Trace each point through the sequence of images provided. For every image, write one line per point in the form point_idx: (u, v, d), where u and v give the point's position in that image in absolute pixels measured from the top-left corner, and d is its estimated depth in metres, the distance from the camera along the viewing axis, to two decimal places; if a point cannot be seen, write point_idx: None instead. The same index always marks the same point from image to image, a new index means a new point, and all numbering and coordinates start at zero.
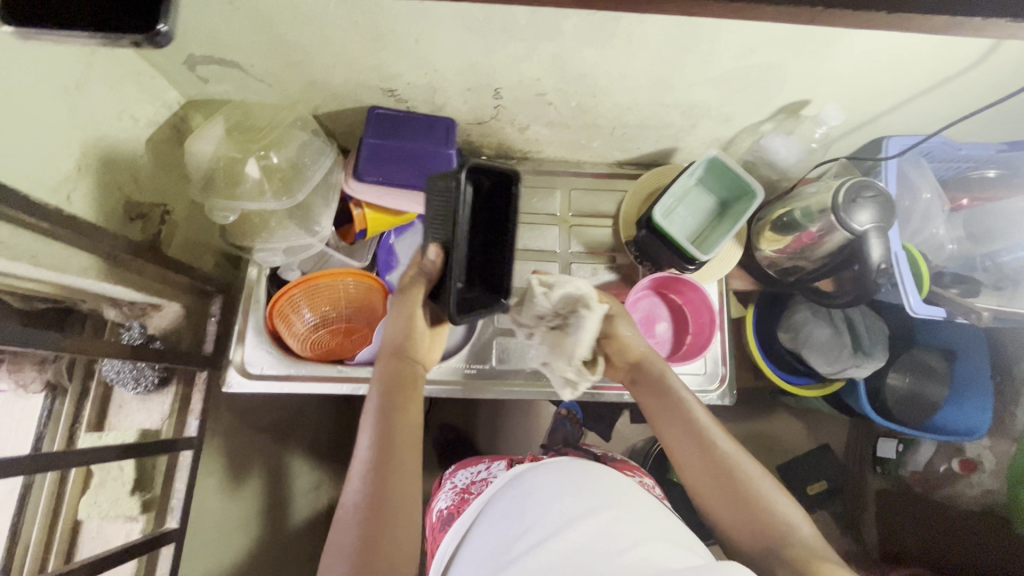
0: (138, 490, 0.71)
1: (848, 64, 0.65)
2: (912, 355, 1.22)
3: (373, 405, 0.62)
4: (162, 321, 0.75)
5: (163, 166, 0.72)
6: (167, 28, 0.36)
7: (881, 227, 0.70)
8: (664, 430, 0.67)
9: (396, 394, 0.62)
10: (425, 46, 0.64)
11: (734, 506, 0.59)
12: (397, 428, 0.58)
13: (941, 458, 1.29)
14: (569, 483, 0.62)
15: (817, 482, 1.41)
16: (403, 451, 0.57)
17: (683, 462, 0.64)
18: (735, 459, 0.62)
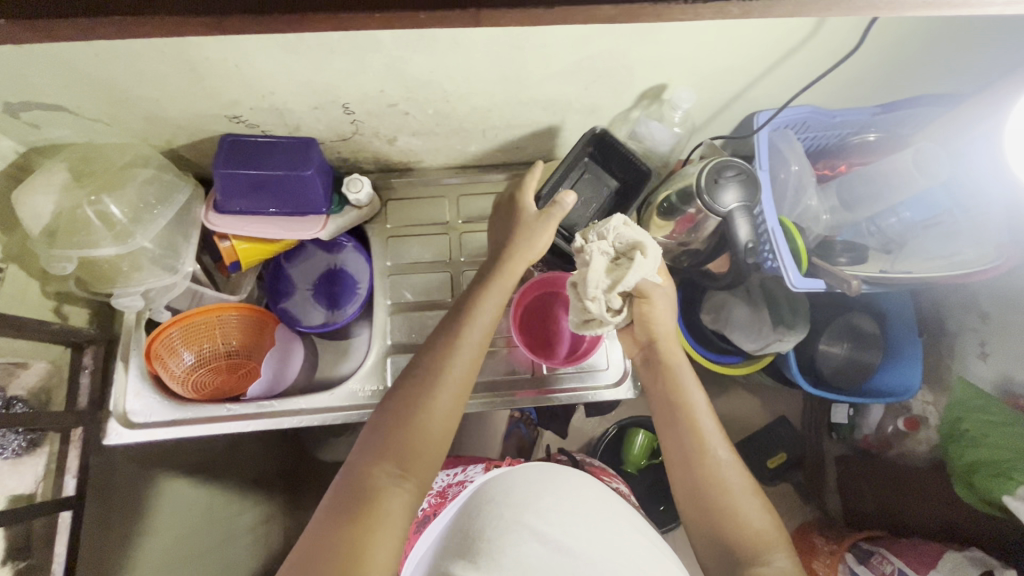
0: (11, 559, 0.67)
1: (687, 46, 0.64)
2: (847, 319, 1.21)
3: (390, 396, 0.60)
4: (29, 380, 0.72)
5: (4, 221, 0.69)
6: None
7: (745, 205, 0.70)
8: (666, 425, 0.69)
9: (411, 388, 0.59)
10: (249, 70, 0.62)
11: (714, 516, 0.62)
12: (405, 422, 0.57)
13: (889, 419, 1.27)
14: (556, 483, 0.69)
15: (779, 453, 1.41)
16: (406, 446, 0.56)
17: (676, 459, 0.67)
18: (727, 473, 0.64)
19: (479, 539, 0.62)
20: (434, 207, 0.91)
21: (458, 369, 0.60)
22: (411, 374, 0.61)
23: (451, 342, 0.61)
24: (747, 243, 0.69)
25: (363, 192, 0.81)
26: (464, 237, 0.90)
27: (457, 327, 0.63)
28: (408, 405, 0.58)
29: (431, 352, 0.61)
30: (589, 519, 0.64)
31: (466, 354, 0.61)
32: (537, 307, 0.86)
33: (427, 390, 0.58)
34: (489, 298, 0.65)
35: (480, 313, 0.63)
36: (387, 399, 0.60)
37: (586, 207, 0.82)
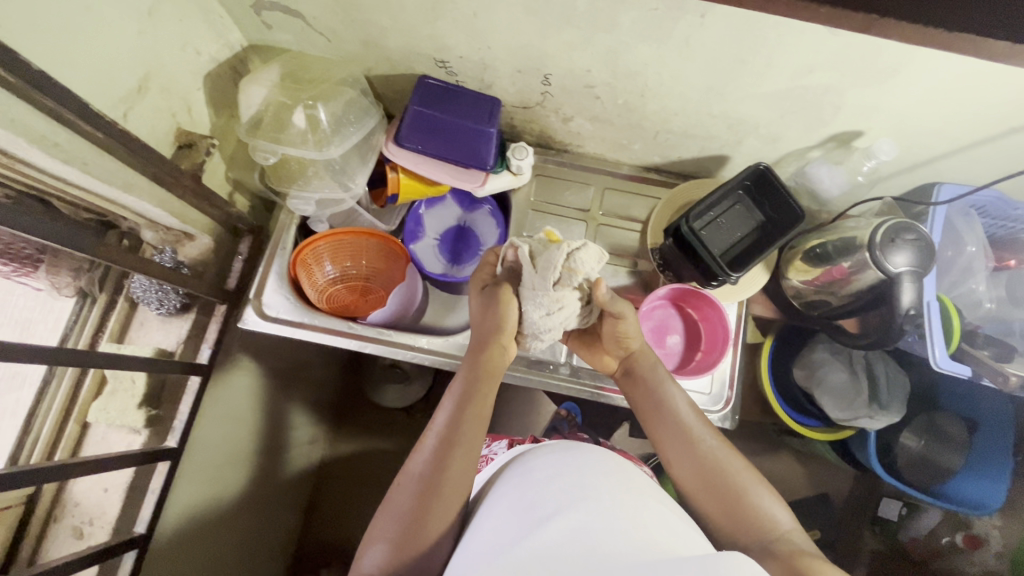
0: (145, 404, 0.74)
1: (908, 100, 0.63)
2: (931, 417, 1.17)
3: (439, 422, 0.64)
4: (193, 251, 0.79)
5: (216, 103, 0.75)
6: None
7: (916, 272, 0.68)
8: (654, 425, 0.70)
9: (461, 410, 0.65)
10: (482, 22, 0.65)
11: (721, 503, 0.63)
12: (460, 448, 0.61)
13: (945, 530, 1.27)
14: (580, 464, 0.62)
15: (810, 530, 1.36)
16: (455, 467, 0.60)
17: (672, 457, 0.68)
18: (726, 461, 0.65)
19: (507, 505, 0.58)
20: (579, 192, 0.93)
21: (453, 476, 0.60)
22: (404, 486, 0.60)
23: (446, 449, 0.61)
24: (909, 309, 0.68)
25: (525, 160, 0.84)
26: (598, 228, 0.92)
27: (448, 431, 0.63)
28: (408, 521, 0.57)
29: (423, 462, 0.61)
30: (621, 494, 0.56)
31: (460, 458, 0.61)
32: (658, 314, 0.86)
33: (424, 503, 0.58)
34: (478, 404, 0.65)
35: (472, 418, 0.64)
36: (385, 509, 0.60)
37: (729, 235, 0.81)
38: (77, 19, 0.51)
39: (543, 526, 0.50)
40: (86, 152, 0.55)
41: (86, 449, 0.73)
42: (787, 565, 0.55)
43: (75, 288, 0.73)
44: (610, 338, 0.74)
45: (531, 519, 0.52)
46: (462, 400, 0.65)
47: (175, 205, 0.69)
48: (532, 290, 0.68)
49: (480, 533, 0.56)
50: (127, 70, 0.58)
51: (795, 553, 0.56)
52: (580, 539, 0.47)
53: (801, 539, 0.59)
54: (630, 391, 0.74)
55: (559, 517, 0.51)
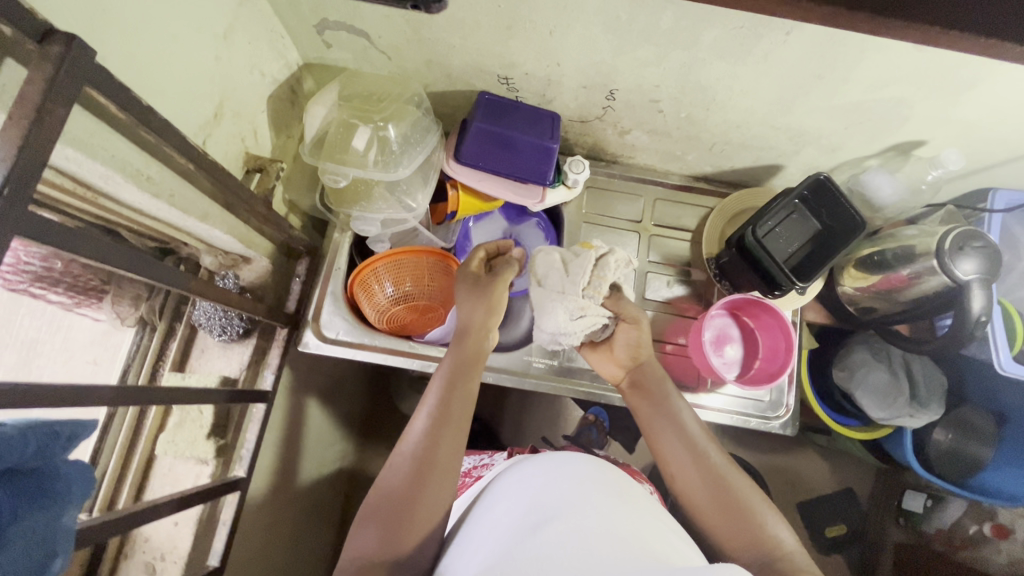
0: (213, 435, 0.73)
1: (979, 111, 0.64)
2: (958, 413, 1.16)
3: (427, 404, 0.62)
4: (251, 274, 0.77)
5: (275, 125, 0.74)
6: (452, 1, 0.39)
7: (985, 278, 0.69)
8: (658, 435, 0.68)
9: (449, 391, 0.63)
10: (557, 40, 0.64)
11: (725, 520, 0.60)
12: (450, 429, 0.60)
13: (972, 519, 1.28)
14: (578, 471, 0.61)
15: (837, 524, 1.39)
16: (446, 448, 0.58)
17: (674, 469, 0.66)
18: (730, 477, 0.63)
19: (500, 515, 0.57)
20: (629, 203, 0.93)
21: (445, 458, 0.58)
22: (392, 471, 0.58)
23: (439, 429, 0.59)
24: (978, 316, 0.69)
25: (582, 175, 0.83)
26: (651, 239, 0.92)
27: (438, 414, 0.61)
28: (400, 506, 0.55)
29: (413, 441, 0.59)
30: (612, 500, 0.56)
31: (451, 438, 0.59)
32: (715, 324, 0.86)
33: (419, 486, 0.56)
34: (465, 385, 0.64)
35: (461, 398, 0.63)
36: (372, 495, 0.57)
37: (787, 245, 0.82)
38: (164, 48, 0.49)
39: (537, 534, 0.50)
40: (171, 184, 0.53)
41: (153, 483, 0.71)
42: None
43: (137, 318, 0.71)
44: (624, 343, 0.75)
45: (524, 529, 0.51)
46: (451, 384, 0.63)
47: (243, 230, 0.68)
48: (561, 293, 0.75)
49: (473, 543, 0.55)
50: (205, 97, 0.57)
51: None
52: (576, 550, 0.47)
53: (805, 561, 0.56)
54: (637, 400, 0.73)
55: (552, 525, 0.50)
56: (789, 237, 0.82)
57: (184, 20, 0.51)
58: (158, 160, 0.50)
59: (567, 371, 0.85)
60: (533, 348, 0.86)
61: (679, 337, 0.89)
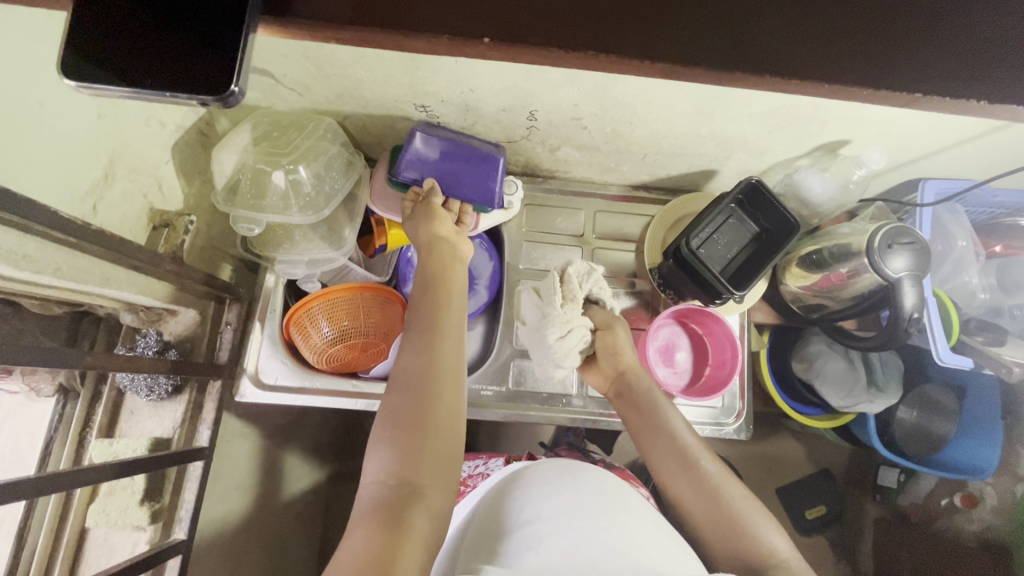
0: (147, 500, 0.71)
1: (895, 110, 0.64)
2: (920, 391, 1.13)
3: (413, 324, 0.60)
4: (178, 327, 0.74)
5: (186, 172, 0.70)
6: (238, 89, 0.39)
7: (915, 274, 0.69)
8: (650, 442, 0.69)
9: (431, 305, 0.61)
10: (465, 68, 0.62)
11: (716, 524, 0.61)
12: (442, 347, 0.58)
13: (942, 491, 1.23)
14: (572, 481, 0.62)
15: (817, 507, 1.37)
16: (444, 366, 0.57)
17: (667, 479, 0.66)
18: (721, 482, 0.64)
19: (497, 529, 0.57)
20: (570, 218, 0.92)
21: (446, 379, 0.56)
22: (394, 395, 0.56)
23: (434, 355, 0.57)
24: (911, 312, 0.69)
25: (516, 196, 0.82)
26: (594, 253, 0.91)
27: (431, 337, 0.59)
28: (410, 427, 0.53)
29: (409, 369, 0.57)
30: (610, 514, 0.57)
31: (449, 361, 0.58)
32: (664, 334, 0.86)
33: (426, 408, 0.54)
34: (454, 299, 0.62)
35: (452, 324, 0.60)
36: (380, 419, 0.56)
37: (727, 250, 0.81)
38: (23, 121, 0.46)
39: (534, 551, 0.51)
40: (55, 257, 0.50)
41: (87, 557, 0.68)
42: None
43: (55, 386, 0.69)
44: (604, 352, 0.76)
45: (521, 545, 0.53)
46: (434, 304, 0.61)
47: (157, 288, 0.65)
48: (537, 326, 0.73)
49: (473, 557, 0.55)
50: (88, 161, 0.54)
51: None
52: (574, 563, 0.49)
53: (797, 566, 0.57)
54: (625, 408, 0.74)
55: (549, 540, 0.52)
56: (726, 242, 0.81)
57: (50, 85, 0.48)
58: (32, 236, 0.48)
59: (516, 395, 0.84)
60: (481, 374, 0.84)
61: None
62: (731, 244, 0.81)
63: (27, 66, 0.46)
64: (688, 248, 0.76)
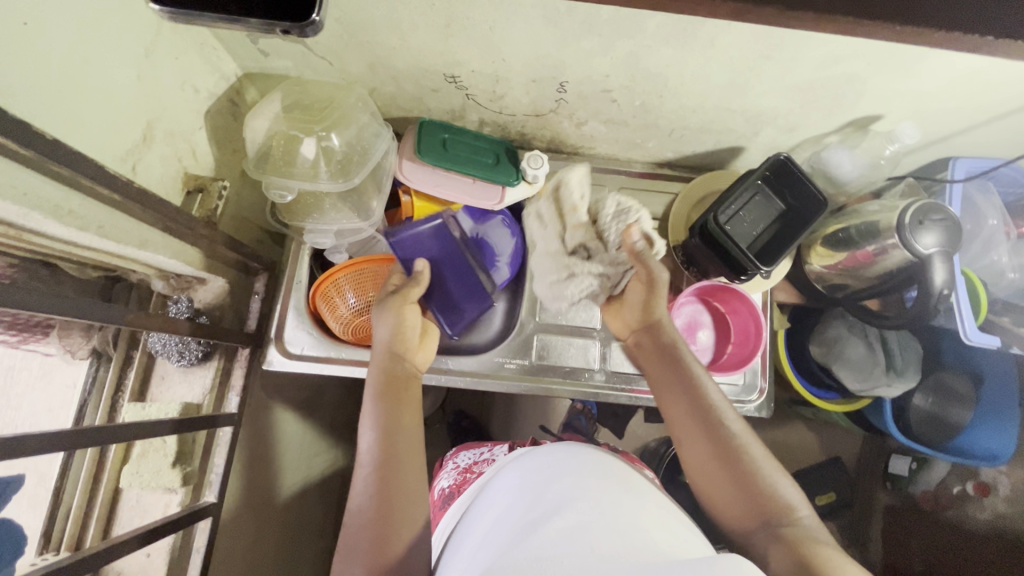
0: (178, 463, 0.72)
1: (933, 83, 0.63)
2: (937, 377, 1.12)
3: (369, 408, 0.61)
4: (207, 296, 0.74)
5: (217, 139, 0.71)
6: (321, 19, 0.39)
7: (946, 251, 0.69)
8: (669, 397, 0.62)
9: (392, 395, 0.62)
10: (499, 36, 0.62)
11: (734, 480, 0.55)
12: (399, 438, 0.58)
13: (955, 480, 1.24)
14: (577, 470, 0.60)
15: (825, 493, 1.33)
16: (404, 457, 0.57)
17: (689, 436, 0.59)
18: (743, 440, 0.58)
19: (501, 517, 0.55)
20: (594, 195, 0.92)
21: (401, 493, 0.55)
22: (349, 526, 0.54)
23: (386, 472, 0.55)
24: (942, 289, 0.69)
25: (541, 170, 0.81)
26: None
27: (382, 447, 0.57)
28: (367, 559, 0.51)
29: (360, 495, 0.55)
30: (617, 504, 0.54)
31: (403, 473, 0.56)
32: (687, 311, 0.86)
33: (384, 524, 0.52)
34: (405, 406, 0.61)
35: (405, 432, 0.59)
36: (339, 550, 0.53)
37: (753, 227, 0.81)
38: (70, 78, 0.47)
39: (536, 532, 0.48)
40: (98, 216, 0.51)
41: (121, 517, 0.69)
42: (789, 551, 0.49)
43: (90, 349, 0.69)
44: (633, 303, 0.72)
45: (524, 526, 0.50)
46: (389, 403, 0.61)
47: (192, 254, 0.66)
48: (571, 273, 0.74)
49: (472, 546, 0.53)
50: (126, 122, 0.55)
51: (804, 540, 0.50)
52: (579, 542, 0.46)
53: (813, 526, 0.52)
54: (648, 362, 0.67)
55: (553, 521, 0.49)
56: (752, 220, 0.80)
57: (93, 43, 0.48)
58: (77, 192, 0.48)
59: (538, 369, 0.84)
60: (504, 348, 0.85)
61: None
62: (756, 222, 0.80)
63: (73, 22, 0.46)
64: (714, 222, 0.76)
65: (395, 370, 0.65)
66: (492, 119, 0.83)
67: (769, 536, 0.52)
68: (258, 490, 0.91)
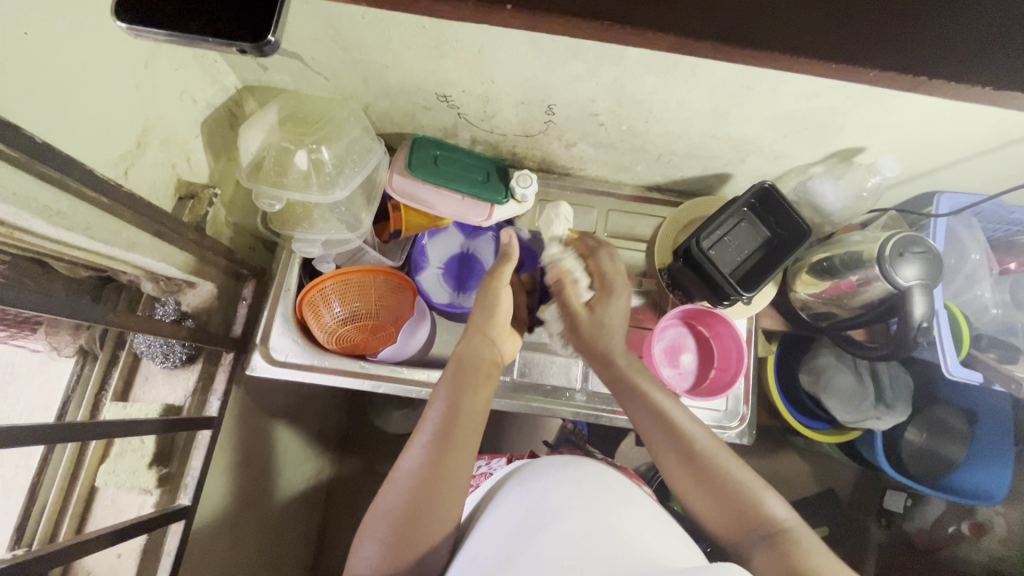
0: (155, 464, 0.72)
1: (910, 118, 0.64)
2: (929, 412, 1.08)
3: (443, 382, 0.63)
4: (195, 299, 0.75)
5: (213, 147, 0.73)
6: (276, 39, 0.35)
7: (925, 284, 0.69)
8: (655, 441, 0.61)
9: (469, 376, 0.64)
10: (486, 58, 0.64)
11: (715, 500, 0.56)
12: (463, 410, 0.60)
13: (950, 518, 1.20)
14: (577, 476, 0.61)
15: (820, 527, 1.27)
16: (466, 431, 0.58)
17: (681, 484, 0.59)
18: (715, 455, 0.58)
19: (506, 519, 0.56)
20: (583, 215, 0.93)
21: (451, 468, 0.55)
22: (394, 484, 0.56)
23: (442, 445, 0.56)
24: (921, 322, 0.69)
25: (530, 189, 0.82)
26: None
27: (443, 424, 0.58)
28: (402, 517, 0.53)
29: (413, 459, 0.56)
30: (620, 512, 0.55)
31: (458, 453, 0.56)
32: (670, 334, 0.86)
33: (427, 492, 0.54)
34: (479, 390, 0.63)
35: (467, 416, 0.59)
36: (376, 507, 0.55)
37: (737, 253, 0.81)
38: (66, 85, 0.49)
39: (537, 539, 0.49)
40: (87, 217, 0.53)
41: (94, 515, 0.70)
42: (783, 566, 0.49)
43: (76, 347, 0.71)
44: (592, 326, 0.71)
45: (523, 534, 0.51)
46: (457, 384, 0.62)
47: (180, 257, 0.68)
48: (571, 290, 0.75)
49: (477, 546, 0.54)
50: (122, 128, 0.57)
51: (800, 552, 0.50)
52: (578, 550, 0.47)
53: (804, 533, 0.52)
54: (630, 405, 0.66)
55: (553, 529, 0.50)
56: (736, 245, 0.81)
57: (95, 53, 0.51)
58: (65, 193, 0.50)
59: (520, 386, 0.84)
60: None
61: (635, 349, 0.88)
62: (740, 248, 0.81)
63: (77, 34, 0.49)
64: (697, 247, 0.76)
65: (477, 357, 0.67)
66: (483, 138, 0.85)
67: (764, 552, 0.51)
68: (237, 495, 0.91)
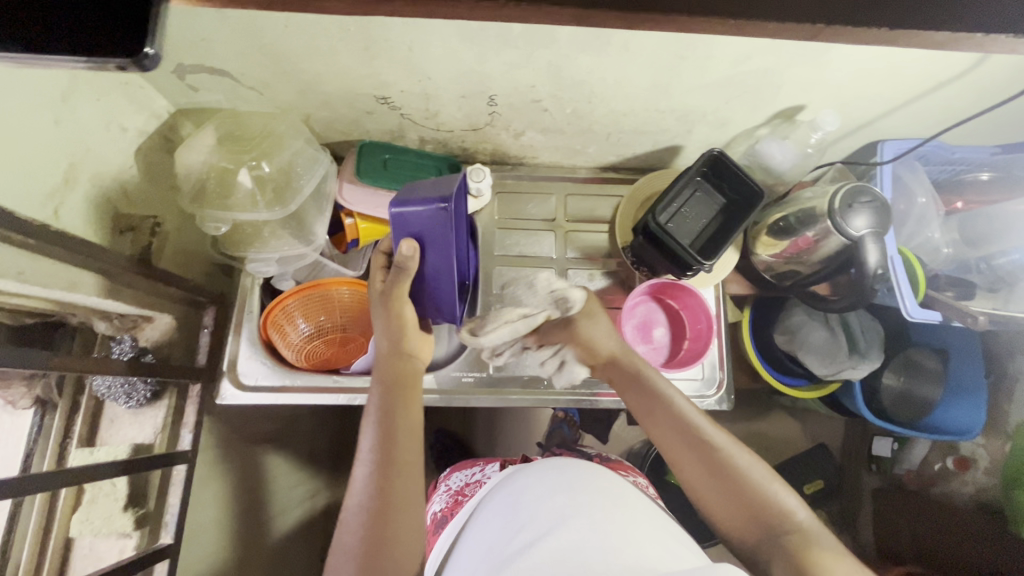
0: (131, 506, 0.72)
1: (842, 71, 0.65)
2: (905, 355, 1.08)
3: (373, 404, 0.62)
4: (154, 333, 0.73)
5: (152, 176, 0.71)
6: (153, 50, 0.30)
7: (876, 231, 0.71)
8: (662, 434, 0.60)
9: (396, 394, 0.62)
10: (418, 54, 0.63)
11: (727, 497, 0.54)
12: (397, 428, 0.59)
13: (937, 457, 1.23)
14: (567, 481, 0.60)
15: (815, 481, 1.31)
16: (402, 448, 0.58)
17: (687, 478, 0.58)
18: (736, 458, 0.56)
19: (500, 536, 0.55)
20: (541, 203, 0.93)
21: (399, 490, 0.55)
22: (348, 522, 0.55)
23: (384, 472, 0.56)
24: (876, 269, 0.71)
25: (484, 182, 0.82)
26: (567, 236, 0.92)
27: (380, 452, 0.57)
28: (363, 552, 0.52)
29: (360, 491, 0.56)
30: (613, 517, 0.54)
31: (400, 474, 0.56)
32: (641, 310, 0.86)
33: (382, 521, 0.53)
34: (410, 402, 0.62)
35: (402, 432, 0.59)
36: (337, 546, 0.54)
37: (695, 224, 0.81)
38: None
39: (525, 559, 0.49)
40: (17, 262, 0.51)
41: (74, 566, 0.68)
42: (795, 567, 0.48)
43: (32, 398, 0.67)
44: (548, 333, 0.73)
45: (511, 554, 0.51)
46: (386, 413, 0.60)
47: (129, 292, 0.66)
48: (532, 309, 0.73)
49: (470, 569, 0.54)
50: (47, 166, 0.55)
51: (809, 549, 0.49)
52: (567, 566, 0.47)
53: (818, 531, 0.51)
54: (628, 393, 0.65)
55: (544, 543, 0.50)
56: (693, 215, 0.81)
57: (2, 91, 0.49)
58: None
59: (496, 381, 0.84)
60: (460, 362, 0.85)
61: None
62: (697, 218, 0.81)
63: None
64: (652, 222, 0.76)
65: (399, 372, 0.65)
66: (432, 136, 0.84)
67: (778, 548, 0.51)
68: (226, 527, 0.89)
